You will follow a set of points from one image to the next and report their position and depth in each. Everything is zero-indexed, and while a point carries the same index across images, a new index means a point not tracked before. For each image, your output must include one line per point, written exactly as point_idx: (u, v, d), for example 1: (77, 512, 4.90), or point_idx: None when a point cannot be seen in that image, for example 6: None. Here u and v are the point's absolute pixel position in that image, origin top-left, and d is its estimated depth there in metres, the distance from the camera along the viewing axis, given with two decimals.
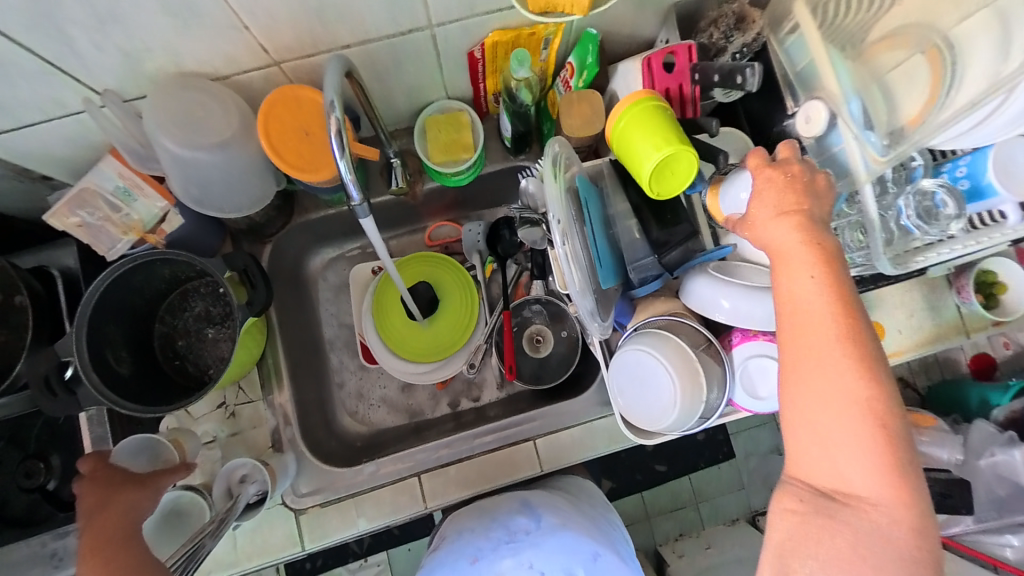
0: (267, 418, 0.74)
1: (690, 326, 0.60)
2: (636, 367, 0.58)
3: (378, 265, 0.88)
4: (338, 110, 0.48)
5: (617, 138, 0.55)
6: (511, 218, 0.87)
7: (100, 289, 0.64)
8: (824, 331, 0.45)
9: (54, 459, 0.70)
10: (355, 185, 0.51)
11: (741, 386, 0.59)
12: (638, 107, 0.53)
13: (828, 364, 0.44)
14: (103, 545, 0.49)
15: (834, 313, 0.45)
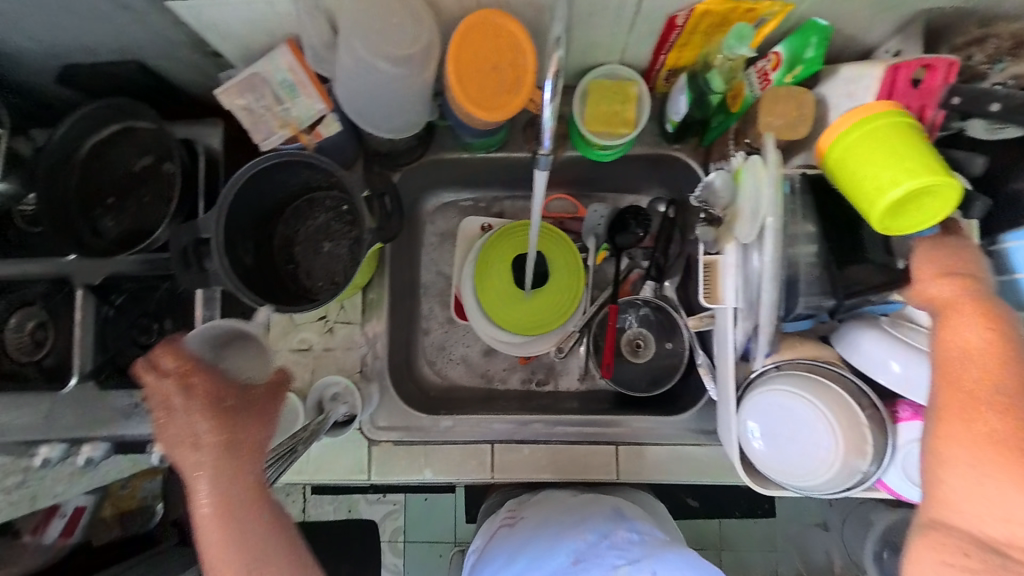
0: (359, 344, 0.75)
1: (851, 381, 0.55)
2: (784, 411, 0.54)
3: (488, 223, 0.86)
4: (563, 49, 0.44)
5: (846, 149, 0.47)
6: (641, 209, 0.80)
7: (247, 178, 0.65)
8: (970, 370, 0.44)
9: (166, 324, 0.77)
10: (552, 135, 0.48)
11: (901, 466, 0.54)
12: (883, 123, 0.46)
13: (986, 402, 0.43)
14: (227, 504, 0.49)
15: (988, 357, 0.44)
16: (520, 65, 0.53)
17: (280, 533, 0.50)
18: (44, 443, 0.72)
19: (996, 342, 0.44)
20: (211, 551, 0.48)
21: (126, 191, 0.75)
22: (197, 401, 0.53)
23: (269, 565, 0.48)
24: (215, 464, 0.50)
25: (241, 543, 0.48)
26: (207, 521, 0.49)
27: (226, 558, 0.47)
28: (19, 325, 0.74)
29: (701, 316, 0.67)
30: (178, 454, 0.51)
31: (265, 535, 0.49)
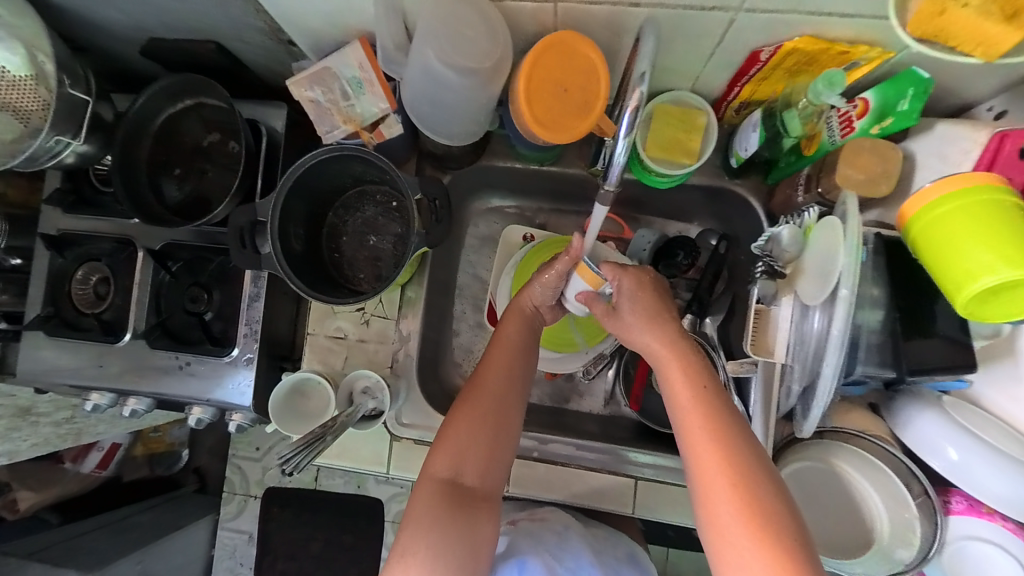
0: (392, 340, 0.77)
1: (891, 454, 0.57)
2: (820, 479, 0.60)
3: (530, 233, 0.84)
4: (645, 86, 0.43)
5: (926, 230, 0.46)
6: (689, 239, 0.77)
7: (306, 167, 0.66)
8: (710, 449, 0.49)
9: (215, 295, 0.79)
10: (620, 170, 0.46)
11: (945, 561, 0.56)
12: (973, 203, 0.44)
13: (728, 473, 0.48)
14: (473, 411, 0.60)
15: (717, 436, 0.49)
16: (592, 88, 0.53)
17: (526, 385, 0.65)
18: (95, 390, 0.79)
19: (691, 398, 0.52)
20: (487, 366, 0.63)
21: (190, 164, 0.78)
22: (557, 283, 0.66)
23: (513, 395, 0.63)
24: (517, 335, 0.66)
25: (508, 371, 0.63)
26: (498, 352, 0.64)
27: (493, 375, 0.62)
28: (84, 279, 0.80)
29: (740, 362, 0.64)
30: (516, 300, 0.69)
31: (524, 379, 0.64)
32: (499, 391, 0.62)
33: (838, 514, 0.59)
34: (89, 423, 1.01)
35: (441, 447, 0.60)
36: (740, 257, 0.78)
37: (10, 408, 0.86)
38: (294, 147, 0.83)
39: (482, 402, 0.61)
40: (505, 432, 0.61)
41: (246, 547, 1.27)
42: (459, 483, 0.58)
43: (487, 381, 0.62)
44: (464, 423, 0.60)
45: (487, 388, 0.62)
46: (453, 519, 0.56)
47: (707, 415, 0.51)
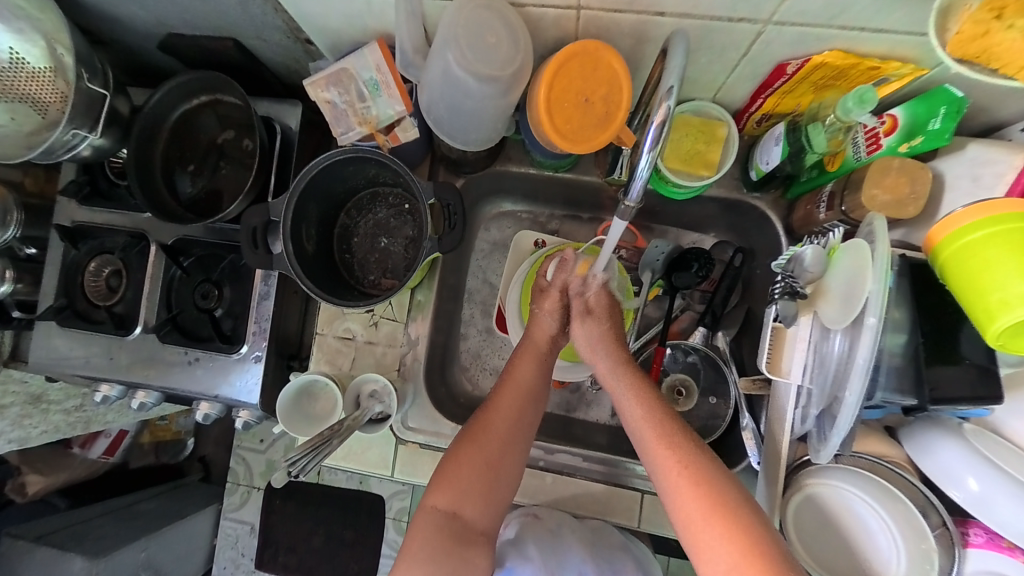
0: (400, 343, 0.77)
1: (909, 481, 0.57)
2: (834, 505, 0.58)
3: (542, 239, 0.82)
4: (673, 99, 0.42)
5: (955, 255, 0.47)
6: (704, 252, 0.74)
7: (320, 169, 0.66)
8: (671, 462, 0.55)
9: (225, 291, 0.79)
10: (643, 186, 0.46)
11: None
12: (1006, 229, 0.45)
13: (687, 483, 0.53)
14: (474, 457, 0.62)
15: (670, 448, 0.55)
16: (614, 100, 0.52)
17: (533, 429, 0.65)
18: (104, 382, 0.79)
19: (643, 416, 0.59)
20: (494, 409, 0.64)
21: (205, 160, 0.78)
22: (555, 305, 0.71)
23: (519, 440, 0.64)
24: (529, 376, 0.67)
25: (514, 416, 0.64)
26: (509, 392, 0.65)
27: (500, 420, 0.63)
28: (96, 271, 0.80)
29: (753, 380, 0.65)
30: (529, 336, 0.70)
31: (533, 423, 0.65)
32: (503, 434, 0.63)
33: (850, 540, 0.58)
34: (98, 412, 1.02)
35: (443, 485, 0.61)
36: (755, 271, 0.76)
37: (21, 396, 0.87)
38: (308, 145, 0.82)
39: (486, 443, 0.62)
40: (505, 475, 0.63)
41: (248, 539, 1.19)
42: (457, 520, 0.60)
43: (493, 425, 0.63)
44: (466, 465, 0.61)
45: (494, 432, 0.63)
46: (450, 552, 0.58)
47: (660, 432, 0.57)
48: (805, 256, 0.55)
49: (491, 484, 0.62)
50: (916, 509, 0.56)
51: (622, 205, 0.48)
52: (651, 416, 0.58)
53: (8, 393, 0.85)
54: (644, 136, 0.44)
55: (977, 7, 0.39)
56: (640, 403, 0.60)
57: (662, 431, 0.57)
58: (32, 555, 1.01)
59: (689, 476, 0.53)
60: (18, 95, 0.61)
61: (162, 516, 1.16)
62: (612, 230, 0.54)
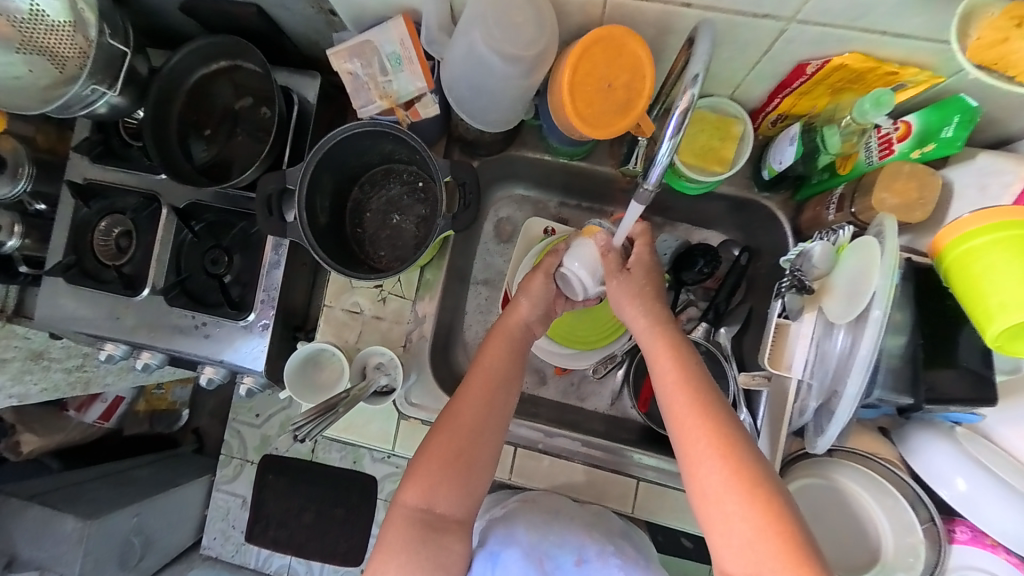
0: (408, 320, 0.77)
1: (898, 478, 0.58)
2: (825, 494, 0.61)
3: (552, 227, 0.84)
4: (697, 89, 0.43)
5: (958, 258, 0.49)
6: (710, 249, 0.78)
7: (337, 139, 0.67)
8: (699, 433, 0.53)
9: (235, 259, 0.79)
10: (662, 172, 0.46)
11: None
12: (1010, 233, 0.46)
13: (722, 466, 0.51)
14: (448, 449, 0.61)
15: (704, 425, 0.53)
16: (636, 86, 0.52)
17: (506, 417, 0.64)
18: (109, 341, 0.79)
19: (676, 385, 0.56)
20: (462, 400, 0.62)
21: (220, 126, 0.78)
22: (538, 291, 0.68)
23: (489, 432, 0.62)
24: (498, 363, 0.65)
25: (481, 404, 0.62)
26: (477, 383, 0.63)
27: (468, 408, 0.62)
28: (107, 230, 0.81)
29: (753, 374, 0.68)
30: (503, 320, 0.68)
31: (502, 406, 0.63)
32: (472, 427, 0.62)
33: (839, 528, 0.61)
34: (98, 372, 1.03)
35: (413, 481, 0.60)
36: (760, 270, 0.78)
37: (22, 351, 0.88)
38: (324, 119, 0.83)
39: (457, 434, 0.61)
40: (480, 463, 0.62)
41: (240, 512, 1.25)
42: (430, 513, 0.60)
43: (462, 413, 0.62)
44: (437, 456, 0.60)
45: (464, 421, 0.62)
46: (423, 542, 0.58)
47: (695, 407, 0.54)
48: (814, 252, 0.55)
49: (466, 488, 0.61)
50: (905, 499, 0.58)
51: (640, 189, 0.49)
52: (686, 392, 0.55)
53: (9, 347, 0.86)
54: (665, 127, 0.45)
55: (998, 15, 0.40)
56: (675, 370, 0.57)
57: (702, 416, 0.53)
58: (24, 513, 1.01)
59: (728, 457, 0.51)
60: (38, 47, 0.60)
61: (154, 484, 1.18)
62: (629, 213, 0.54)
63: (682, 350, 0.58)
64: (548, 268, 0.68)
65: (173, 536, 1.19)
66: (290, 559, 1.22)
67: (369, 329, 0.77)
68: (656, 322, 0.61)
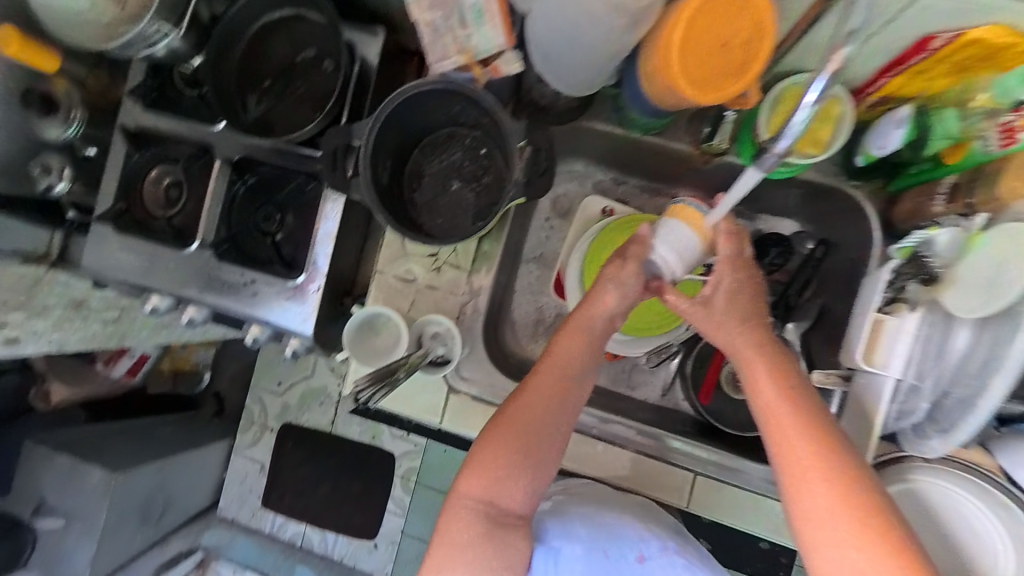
0: (462, 291, 0.74)
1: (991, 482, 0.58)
2: (926, 501, 0.60)
3: (610, 207, 0.81)
4: (853, 47, 0.37)
5: None
6: (784, 238, 0.76)
7: (407, 94, 0.63)
8: (796, 438, 0.51)
9: (287, 217, 0.77)
10: (792, 139, 0.42)
11: None
12: None
13: (821, 471, 0.49)
14: (516, 443, 0.59)
15: (804, 429, 0.51)
16: (754, 49, 0.48)
17: (575, 412, 0.61)
18: (156, 292, 0.78)
19: (773, 389, 0.54)
20: (534, 391, 0.60)
21: (279, 77, 0.75)
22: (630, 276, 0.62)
23: (558, 427, 0.60)
24: (572, 355, 0.61)
25: (549, 397, 0.60)
26: (548, 373, 0.60)
27: (536, 399, 0.60)
28: (157, 179, 0.79)
29: (830, 373, 0.64)
30: (578, 311, 0.63)
31: (569, 404, 0.61)
32: (541, 421, 0.59)
33: (942, 533, 0.59)
34: (133, 326, 1.02)
35: (475, 474, 0.58)
36: (834, 264, 0.74)
37: (65, 299, 0.86)
38: (384, 78, 0.80)
39: (526, 427, 0.59)
40: (545, 459, 0.60)
41: (258, 477, 1.24)
42: (494, 507, 0.58)
43: (531, 405, 0.59)
44: (503, 449, 0.58)
45: (532, 413, 0.59)
46: (487, 538, 0.57)
47: (793, 409, 0.52)
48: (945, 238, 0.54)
49: (531, 484, 0.59)
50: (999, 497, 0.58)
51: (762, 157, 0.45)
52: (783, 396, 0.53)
53: (51, 295, 0.84)
54: (807, 90, 0.40)
55: None
56: (769, 374, 0.55)
57: (814, 445, 0.51)
58: (52, 462, 1.00)
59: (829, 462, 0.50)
60: None
61: (167, 447, 1.13)
62: (738, 181, 0.50)
63: (789, 371, 0.55)
64: (637, 255, 0.62)
65: (192, 496, 1.18)
66: (305, 527, 1.22)
67: (422, 298, 0.74)
68: (756, 342, 0.57)
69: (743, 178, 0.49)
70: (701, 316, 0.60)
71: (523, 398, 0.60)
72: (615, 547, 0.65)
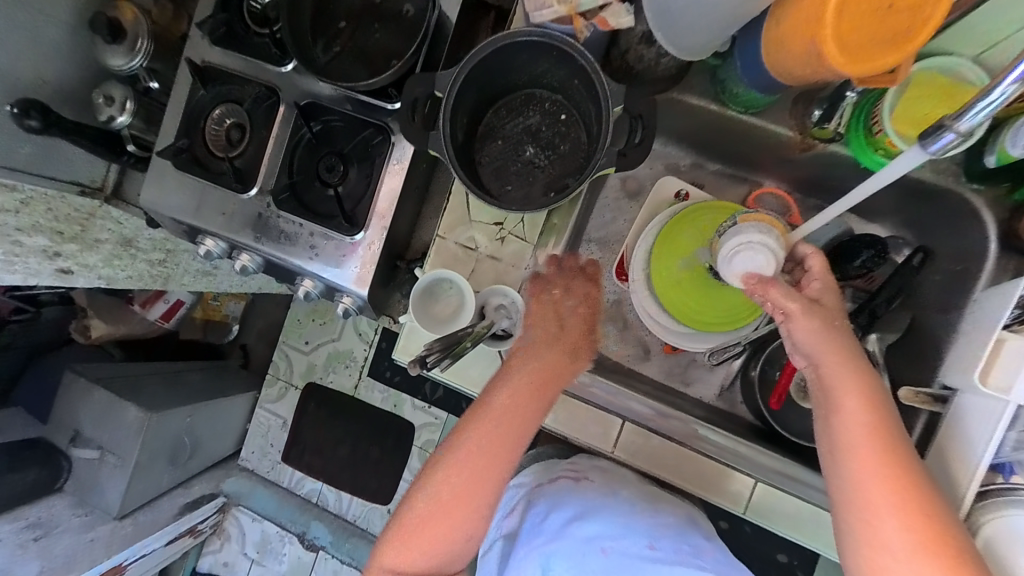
0: (526, 265, 0.71)
1: None
2: None
3: (686, 191, 0.75)
4: None
5: None
6: (879, 241, 0.68)
7: (498, 44, 0.59)
8: (872, 462, 0.50)
9: (350, 171, 0.73)
10: (979, 113, 0.37)
11: None
12: None
13: (894, 498, 0.49)
14: (426, 523, 0.60)
15: (880, 454, 0.51)
16: (920, 15, 0.43)
17: (524, 430, 0.62)
18: (210, 236, 0.76)
19: (859, 413, 0.52)
20: (444, 471, 0.61)
21: (355, 21, 0.71)
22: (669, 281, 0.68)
23: (506, 444, 0.61)
24: (523, 377, 0.62)
25: (497, 413, 0.61)
26: (467, 441, 0.61)
27: (456, 459, 0.60)
28: (220, 120, 0.76)
29: (917, 392, 0.61)
30: (489, 393, 0.62)
31: (531, 424, 0.62)
32: (453, 496, 0.60)
33: None
34: (176, 270, 1.01)
35: (392, 545, 0.61)
36: (930, 274, 0.68)
37: (116, 236, 0.84)
38: (462, 32, 0.75)
39: (435, 510, 0.60)
40: (495, 473, 0.61)
41: (280, 432, 1.25)
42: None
43: (440, 488, 0.60)
44: (417, 527, 0.60)
45: (439, 498, 0.60)
46: None
47: (871, 433, 0.51)
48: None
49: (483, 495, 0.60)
50: None
51: (930, 134, 0.41)
52: (865, 418, 0.52)
53: (104, 229, 0.81)
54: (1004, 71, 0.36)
55: None
56: (853, 397, 0.53)
57: (878, 461, 0.50)
58: (90, 395, 1.01)
59: (902, 492, 0.49)
60: None
61: (203, 391, 1.14)
62: (890, 168, 0.46)
63: (872, 385, 0.54)
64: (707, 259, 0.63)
65: (217, 444, 1.19)
66: (322, 486, 1.22)
67: (484, 267, 0.70)
68: (841, 352, 0.55)
69: (896, 162, 0.45)
70: (797, 307, 0.56)
71: (439, 466, 0.61)
72: (611, 536, 0.60)
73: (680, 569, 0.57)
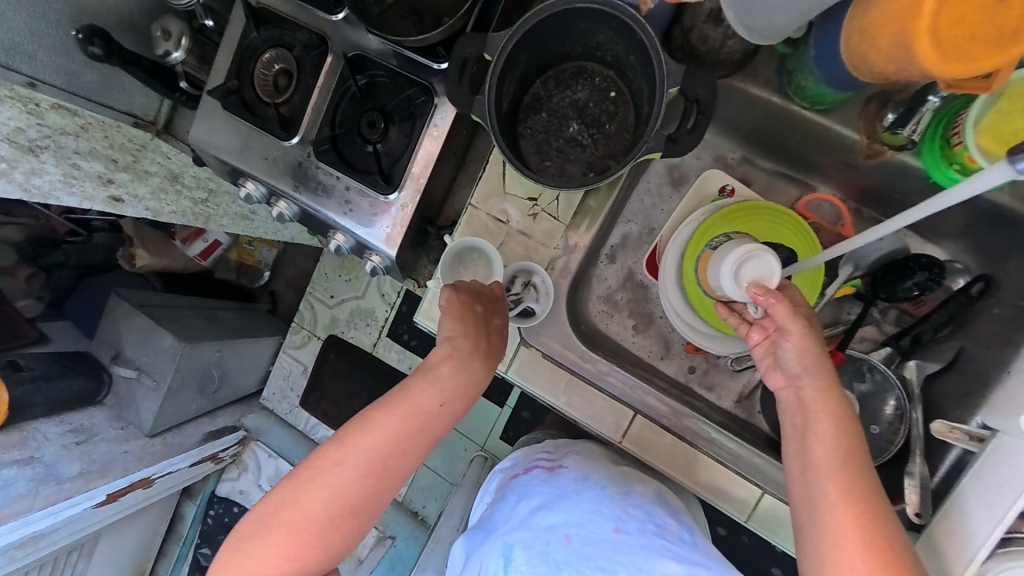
0: (556, 244, 0.69)
1: None
2: None
3: (732, 186, 0.72)
4: None
5: None
6: (935, 262, 0.65)
7: (556, 9, 0.56)
8: (839, 496, 0.49)
9: (391, 129, 0.73)
10: None
11: None
12: None
13: (858, 537, 0.47)
14: (307, 518, 0.53)
15: (849, 491, 0.49)
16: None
17: (437, 428, 0.59)
18: (251, 179, 0.78)
19: (832, 445, 0.52)
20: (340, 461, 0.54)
21: None
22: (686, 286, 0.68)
23: (415, 441, 0.57)
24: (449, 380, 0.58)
25: (409, 413, 0.56)
26: (374, 432, 0.55)
27: (355, 452, 0.54)
28: (268, 64, 0.76)
29: (953, 427, 0.58)
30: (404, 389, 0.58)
31: (447, 418, 0.59)
32: (345, 489, 0.54)
33: None
34: (217, 211, 1.04)
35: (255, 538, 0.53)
36: (989, 305, 0.63)
37: (163, 171, 0.86)
38: None
39: (319, 503, 0.53)
40: (394, 471, 0.56)
41: (299, 377, 1.30)
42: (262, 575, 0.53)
43: (334, 476, 0.54)
44: (292, 520, 0.53)
45: (327, 489, 0.54)
46: None
47: (842, 468, 0.50)
48: None
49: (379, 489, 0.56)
50: None
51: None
52: (836, 452, 0.51)
53: (153, 162, 0.84)
54: None
55: None
56: (828, 429, 0.52)
57: (848, 488, 0.49)
58: (132, 319, 1.07)
59: (863, 535, 0.47)
60: None
61: (234, 328, 1.20)
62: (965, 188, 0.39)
63: (849, 420, 0.53)
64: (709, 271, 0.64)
65: (242, 380, 1.26)
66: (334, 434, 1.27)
67: (514, 241, 0.70)
68: (821, 383, 0.54)
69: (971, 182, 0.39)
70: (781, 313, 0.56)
71: (336, 457, 0.54)
72: (574, 522, 0.58)
73: (644, 553, 0.55)
